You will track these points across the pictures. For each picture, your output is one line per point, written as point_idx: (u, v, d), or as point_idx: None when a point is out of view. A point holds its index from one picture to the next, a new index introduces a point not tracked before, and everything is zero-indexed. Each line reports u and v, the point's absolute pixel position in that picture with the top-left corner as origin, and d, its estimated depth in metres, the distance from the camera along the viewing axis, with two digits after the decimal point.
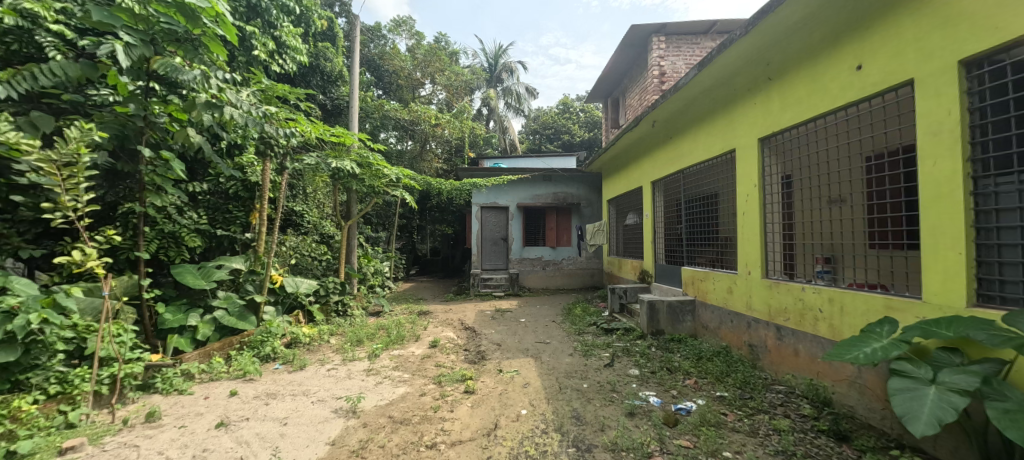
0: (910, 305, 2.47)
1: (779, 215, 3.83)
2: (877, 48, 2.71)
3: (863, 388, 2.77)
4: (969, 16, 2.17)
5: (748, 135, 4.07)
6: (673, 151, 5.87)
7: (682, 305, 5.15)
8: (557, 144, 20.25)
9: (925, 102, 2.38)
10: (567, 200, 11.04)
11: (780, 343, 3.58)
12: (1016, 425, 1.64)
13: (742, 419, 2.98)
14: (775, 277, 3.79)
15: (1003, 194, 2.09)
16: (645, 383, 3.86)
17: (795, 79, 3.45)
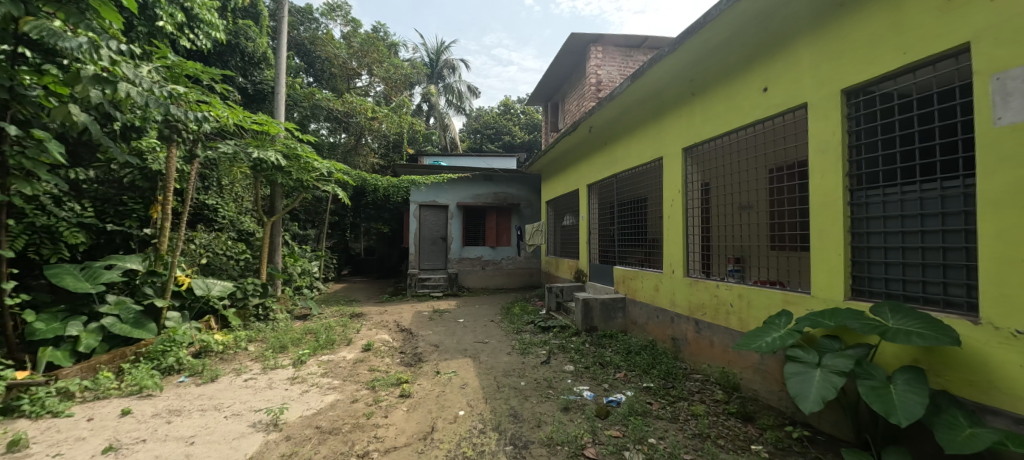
0: (802, 299, 2.85)
1: (699, 219, 4.22)
2: (780, 74, 3.11)
3: (765, 373, 3.16)
4: (849, 53, 2.57)
5: (674, 145, 4.43)
6: (608, 156, 6.20)
7: (614, 302, 5.48)
8: (498, 144, 20.34)
9: (816, 123, 2.78)
10: (508, 200, 11.16)
11: (698, 336, 3.95)
12: (879, 399, 1.97)
13: (665, 407, 3.24)
14: (695, 275, 4.17)
15: (872, 204, 2.50)
16: (579, 378, 4.04)
17: (714, 96, 3.82)
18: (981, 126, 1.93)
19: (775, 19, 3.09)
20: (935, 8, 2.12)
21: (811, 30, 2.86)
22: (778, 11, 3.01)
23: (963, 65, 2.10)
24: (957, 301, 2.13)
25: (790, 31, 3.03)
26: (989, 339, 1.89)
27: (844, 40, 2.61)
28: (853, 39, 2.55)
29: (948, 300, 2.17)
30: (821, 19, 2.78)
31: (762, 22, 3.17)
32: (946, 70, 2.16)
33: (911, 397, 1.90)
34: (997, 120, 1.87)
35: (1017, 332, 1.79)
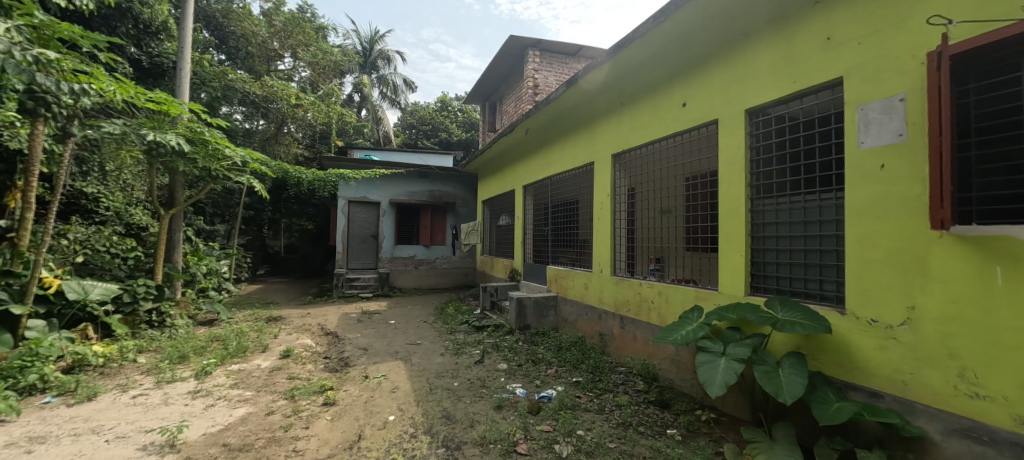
0: (711, 296, 3.17)
1: (625, 221, 4.51)
2: (695, 92, 3.43)
3: (680, 363, 3.47)
4: (752, 78, 2.92)
5: (605, 150, 4.68)
6: (542, 159, 6.37)
7: (547, 301, 5.63)
8: (434, 141, 19.84)
9: (724, 137, 3.11)
10: (443, 199, 10.92)
11: (623, 331, 4.21)
12: (770, 381, 2.26)
13: (592, 400, 3.40)
14: (621, 274, 4.45)
15: (768, 212, 2.86)
16: (512, 376, 4.08)
17: (640, 107, 4.11)
18: (850, 149, 2.30)
19: (692, 42, 3.41)
20: (817, 47, 2.49)
21: (721, 55, 3.20)
22: (695, 35, 3.33)
23: (836, 96, 2.48)
24: (829, 295, 2.50)
25: (705, 54, 3.36)
26: (852, 327, 2.25)
27: (748, 67, 2.96)
28: (755, 67, 2.90)
29: (822, 295, 2.54)
30: (731, 46, 3.12)
31: (681, 44, 3.48)
32: (824, 99, 2.55)
33: (794, 379, 2.20)
34: (862, 144, 2.24)
35: (873, 320, 2.16)
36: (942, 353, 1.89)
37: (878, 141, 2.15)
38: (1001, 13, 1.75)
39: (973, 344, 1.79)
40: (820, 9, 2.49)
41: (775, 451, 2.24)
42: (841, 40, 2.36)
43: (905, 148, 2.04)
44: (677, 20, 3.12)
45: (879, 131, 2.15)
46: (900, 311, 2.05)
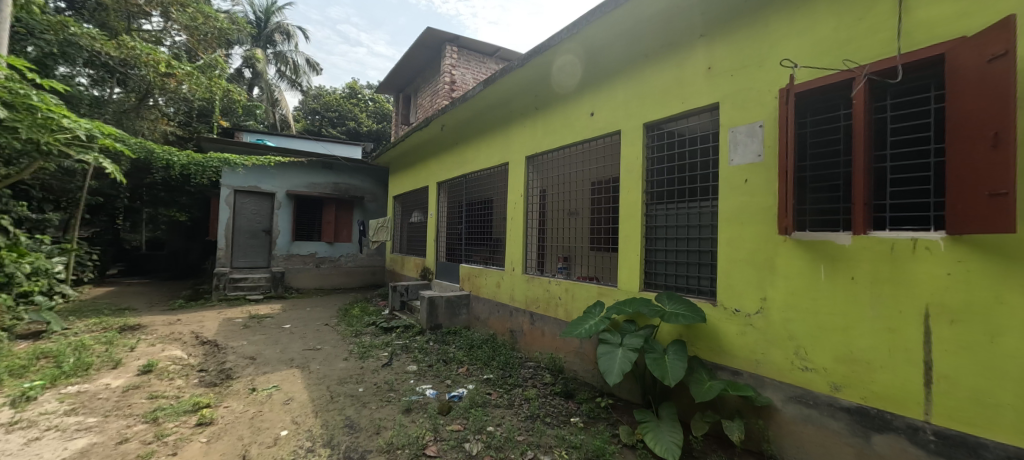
0: (611, 291, 3.45)
1: (536, 222, 4.67)
2: (601, 104, 3.70)
3: (583, 354, 3.71)
4: (649, 96, 3.24)
5: (519, 152, 4.80)
6: (458, 156, 6.28)
7: (459, 299, 5.57)
8: (340, 130, 18.23)
9: (626, 148, 3.40)
10: (349, 192, 10.12)
11: (532, 327, 4.36)
12: (657, 366, 2.53)
13: (502, 396, 3.46)
14: (531, 272, 4.59)
15: (660, 216, 3.21)
16: (422, 377, 3.95)
17: (553, 113, 4.29)
18: (723, 165, 2.68)
19: (603, 57, 3.65)
20: (701, 74, 2.85)
21: (624, 72, 3.49)
22: (605, 50, 3.58)
23: (714, 118, 2.87)
24: (705, 290, 2.89)
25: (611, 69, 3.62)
26: (722, 316, 2.64)
27: (645, 86, 3.28)
28: (651, 87, 3.23)
29: (700, 290, 2.92)
30: (632, 65, 3.42)
31: (592, 57, 3.72)
32: (705, 120, 2.93)
33: (677, 363, 2.49)
34: (732, 160, 2.62)
35: (737, 310, 2.56)
36: (784, 335, 2.32)
37: (744, 159, 2.55)
38: (829, 63, 2.20)
39: (806, 327, 2.22)
40: (703, 41, 2.86)
41: (660, 429, 2.52)
42: (719, 71, 2.74)
43: (763, 166, 2.44)
44: (588, 34, 3.32)
45: (745, 151, 2.55)
46: (756, 302, 2.46)
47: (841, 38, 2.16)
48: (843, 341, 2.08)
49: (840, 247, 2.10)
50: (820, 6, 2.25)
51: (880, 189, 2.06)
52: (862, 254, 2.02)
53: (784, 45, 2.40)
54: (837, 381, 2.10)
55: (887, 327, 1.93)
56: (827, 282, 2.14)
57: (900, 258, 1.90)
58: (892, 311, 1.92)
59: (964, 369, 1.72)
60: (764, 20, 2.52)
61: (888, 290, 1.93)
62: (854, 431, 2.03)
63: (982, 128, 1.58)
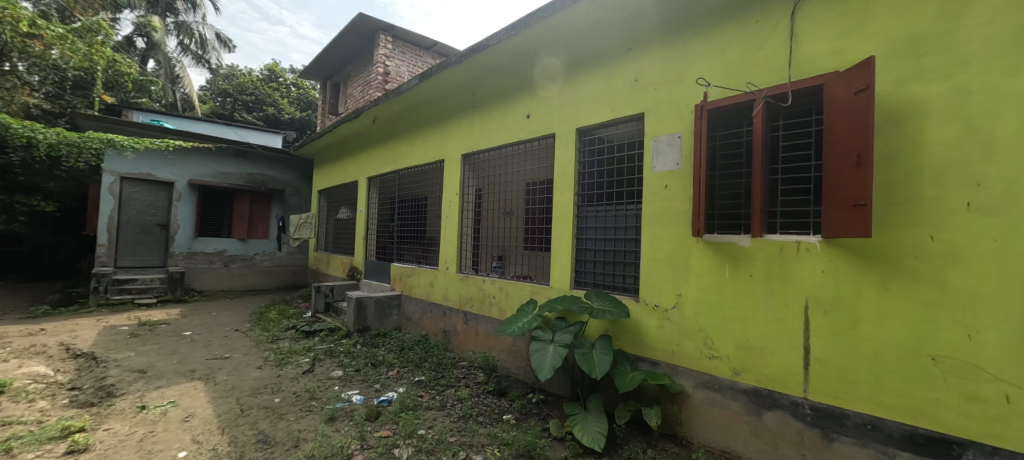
0: (543, 289, 3.53)
1: (472, 220, 4.62)
2: (537, 106, 3.77)
3: (515, 352, 3.76)
4: (582, 102, 3.36)
5: (455, 150, 4.72)
6: (390, 151, 6.01)
7: (390, 300, 5.33)
8: (256, 116, 16.42)
9: (559, 151, 3.51)
10: (266, 185, 9.16)
11: (466, 326, 4.31)
12: (586, 360, 2.65)
13: (434, 397, 3.38)
14: (465, 271, 4.55)
15: (590, 217, 3.36)
16: (348, 383, 3.71)
17: (489, 112, 4.29)
18: (647, 171, 2.87)
19: (553, 57, 3.61)
20: (629, 85, 3.03)
21: (560, 77, 3.59)
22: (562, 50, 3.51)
23: (639, 127, 3.07)
24: (628, 287, 3.08)
25: (556, 73, 3.62)
26: (644, 311, 2.83)
27: (579, 92, 3.40)
28: (584, 93, 3.36)
29: (624, 287, 3.09)
30: (567, 71, 3.52)
31: (548, 58, 3.65)
32: (632, 128, 3.12)
33: (604, 357, 2.63)
34: (654, 166, 2.83)
35: (656, 305, 2.76)
36: (696, 328, 2.55)
37: (665, 167, 2.76)
38: (736, 84, 2.47)
39: (714, 319, 2.47)
40: (631, 54, 3.04)
41: (588, 420, 2.63)
42: (645, 83, 2.93)
43: (681, 173, 2.66)
44: (526, 37, 3.36)
45: (665, 159, 2.77)
46: (672, 297, 2.68)
47: (746, 63, 2.43)
48: (743, 331, 2.34)
49: (742, 247, 2.37)
50: (730, 33, 2.51)
51: (773, 197, 2.36)
52: (758, 254, 2.30)
53: (699, 64, 2.64)
54: (737, 367, 2.36)
55: (777, 318, 2.22)
56: (731, 279, 2.40)
57: (787, 258, 2.19)
58: (781, 304, 2.21)
59: (832, 351, 2.04)
60: (684, 40, 2.74)
61: (779, 286, 2.22)
62: (750, 410, 2.30)
63: (849, 148, 1.88)
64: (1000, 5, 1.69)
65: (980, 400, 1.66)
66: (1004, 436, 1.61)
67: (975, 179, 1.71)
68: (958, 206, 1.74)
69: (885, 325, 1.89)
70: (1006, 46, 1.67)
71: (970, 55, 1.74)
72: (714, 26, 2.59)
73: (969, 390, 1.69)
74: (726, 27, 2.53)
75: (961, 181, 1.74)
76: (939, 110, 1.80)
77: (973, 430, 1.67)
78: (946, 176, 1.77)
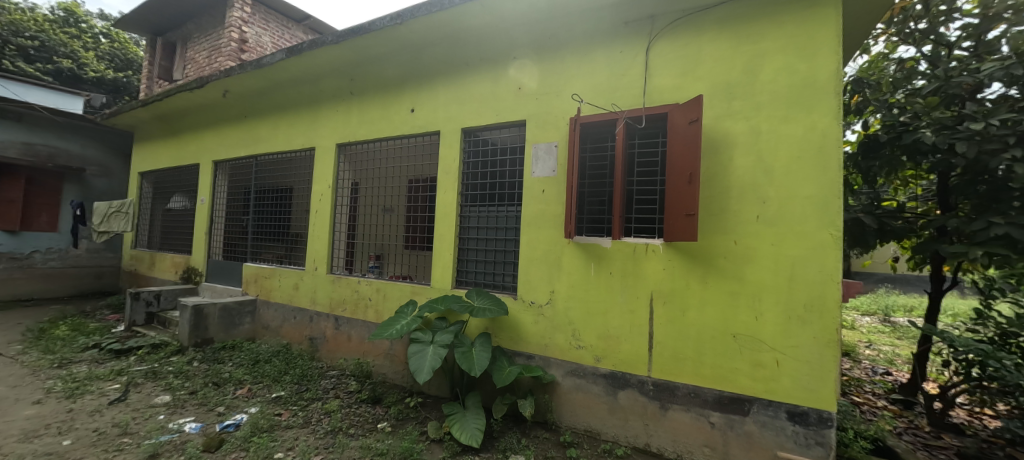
0: (424, 290, 3.43)
1: (346, 216, 4.23)
2: (422, 101, 3.63)
3: (393, 356, 3.57)
4: (468, 103, 3.37)
5: (329, 138, 4.26)
6: (246, 132, 5.12)
7: (240, 306, 4.53)
8: (41, 67, 12.14)
9: (444, 149, 3.46)
10: (55, 160, 6.88)
11: (337, 332, 3.93)
12: (465, 359, 2.65)
13: (296, 414, 2.99)
14: (338, 272, 4.14)
15: (473, 217, 3.38)
16: (179, 410, 3.03)
17: (368, 100, 3.99)
18: (527, 175, 3.03)
19: (487, 55, 3.30)
20: (513, 92, 3.15)
21: (504, 85, 3.20)
22: (524, 59, 3.12)
23: (521, 133, 3.22)
24: (508, 285, 3.19)
25: (505, 79, 3.21)
26: (521, 308, 2.97)
27: (465, 92, 3.39)
28: (471, 94, 3.36)
29: (504, 285, 3.21)
30: (452, 69, 3.48)
31: (501, 65, 3.23)
32: (514, 133, 3.24)
33: (483, 354, 2.67)
34: (534, 171, 3.00)
35: (532, 302, 2.93)
36: (565, 321, 2.79)
37: (543, 172, 2.95)
38: (603, 103, 2.78)
39: (580, 312, 2.73)
40: (516, 63, 3.15)
41: (466, 418, 2.64)
42: (527, 92, 3.08)
43: (556, 179, 2.88)
44: (413, 27, 3.21)
45: (543, 165, 2.96)
46: (546, 294, 2.87)
47: (611, 86, 2.75)
48: (603, 323, 2.64)
49: (604, 248, 2.67)
50: (600, 57, 2.81)
51: (629, 205, 2.72)
52: (616, 254, 2.63)
53: (575, 81, 2.89)
54: (599, 354, 2.65)
55: (630, 310, 2.56)
56: (595, 276, 2.69)
57: (638, 257, 2.55)
58: (633, 298, 2.56)
59: (668, 335, 2.44)
60: (562, 57, 2.97)
61: (632, 282, 2.57)
62: (608, 391, 2.61)
63: (683, 168, 2.28)
64: (779, 69, 2.25)
65: (761, 366, 2.19)
66: (775, 391, 2.15)
67: (762, 198, 2.24)
68: (752, 218, 2.26)
69: (705, 311, 2.34)
70: (783, 101, 2.23)
71: (761, 104, 2.28)
72: (588, 48, 2.86)
73: (756, 359, 2.20)
74: (597, 51, 2.82)
75: (753, 199, 2.26)
76: (742, 143, 2.31)
77: (757, 389, 2.19)
78: (745, 195, 2.28)
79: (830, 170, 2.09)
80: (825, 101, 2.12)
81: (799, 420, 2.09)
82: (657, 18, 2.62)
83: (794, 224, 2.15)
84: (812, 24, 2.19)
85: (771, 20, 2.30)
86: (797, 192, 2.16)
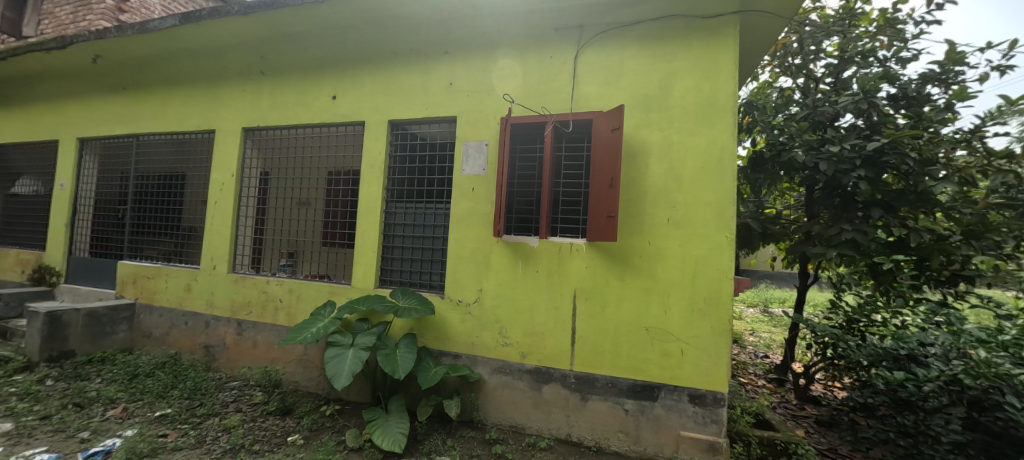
0: (343, 290, 3.21)
1: (253, 209, 3.81)
2: (345, 88, 3.40)
3: (307, 362, 3.30)
4: (396, 94, 3.22)
5: (233, 120, 3.79)
6: (125, 107, 4.35)
7: (114, 312, 3.84)
8: None
9: (368, 141, 3.28)
10: None
11: (239, 338, 3.53)
12: (388, 362, 2.53)
13: (186, 434, 2.62)
14: (241, 271, 3.71)
15: (399, 214, 3.25)
16: (24, 440, 2.48)
17: (283, 82, 3.63)
18: (457, 173, 2.99)
19: (417, 47, 3.18)
20: (443, 88, 3.08)
21: (434, 79, 3.12)
22: (457, 54, 3.07)
23: (452, 129, 3.16)
24: (435, 284, 3.12)
25: (436, 74, 3.12)
26: (448, 307, 2.93)
27: (393, 83, 3.24)
28: (399, 85, 3.22)
29: (430, 285, 3.13)
30: (379, 57, 3.30)
31: (434, 58, 3.13)
32: (444, 129, 3.18)
33: (407, 356, 2.57)
34: (463, 169, 2.97)
35: (459, 301, 2.90)
36: (492, 319, 2.81)
37: (472, 171, 2.94)
38: (533, 106, 2.84)
39: (507, 310, 2.77)
40: (447, 58, 3.09)
41: (388, 423, 2.53)
42: (458, 89, 3.04)
43: (486, 178, 2.89)
44: (336, 8, 2.99)
45: (473, 163, 2.94)
46: (474, 292, 2.86)
47: (541, 90, 2.83)
48: (529, 320, 2.71)
49: (531, 247, 2.74)
50: (531, 60, 2.87)
51: (555, 206, 2.82)
52: (542, 253, 2.71)
53: (506, 82, 2.92)
54: (524, 351, 2.72)
55: (554, 307, 2.66)
56: (522, 275, 2.74)
57: (563, 256, 2.66)
58: (558, 295, 2.65)
59: (589, 330, 2.58)
60: (495, 57, 2.97)
61: (556, 279, 2.67)
62: (533, 386, 2.68)
63: (605, 173, 2.42)
64: (688, 88, 2.50)
65: (669, 355, 2.41)
66: (680, 377, 2.38)
67: (672, 203, 2.46)
68: (662, 221, 2.47)
69: (621, 306, 2.52)
70: (690, 116, 2.48)
71: (673, 117, 2.51)
72: (518, 50, 2.91)
73: (664, 349, 2.42)
74: (529, 54, 2.88)
75: (665, 203, 2.47)
76: (656, 152, 2.52)
77: (665, 376, 2.41)
78: (657, 199, 2.49)
79: (726, 180, 2.37)
80: (724, 119, 2.40)
81: (698, 401, 2.34)
82: (585, 28, 2.75)
83: (698, 227, 2.41)
84: (716, 50, 2.46)
85: (683, 43, 2.54)
86: (700, 198, 2.42)
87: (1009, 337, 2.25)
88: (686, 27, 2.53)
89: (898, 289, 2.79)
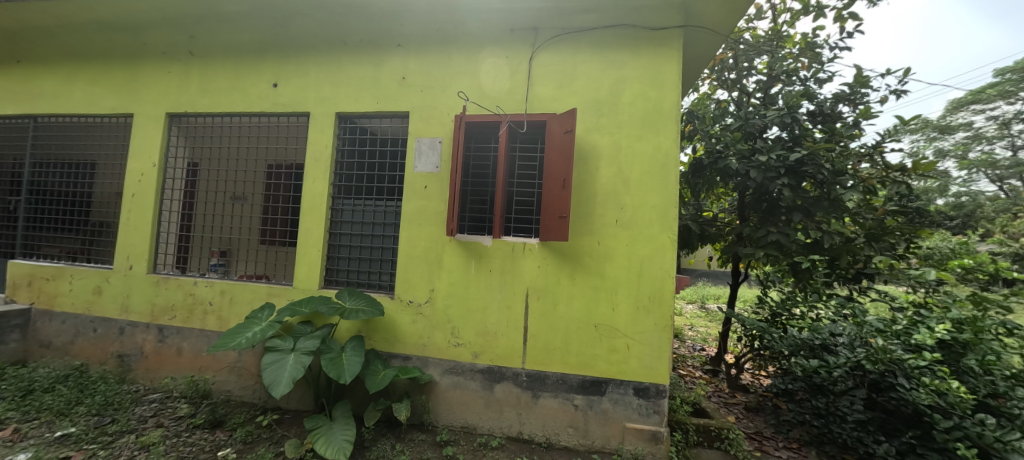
0: (283, 291, 3.01)
1: (179, 203, 3.47)
2: (287, 76, 3.19)
3: (241, 369, 3.06)
4: (344, 85, 3.08)
5: (156, 104, 3.43)
6: (18, 83, 3.78)
7: (2, 320, 3.32)
8: None
9: (313, 134, 3.10)
10: None
11: (161, 345, 3.20)
12: (333, 366, 2.41)
13: (94, 455, 2.34)
14: (164, 271, 3.36)
15: (347, 211, 3.11)
16: None
17: (216, 66, 3.34)
18: (409, 170, 2.91)
19: (368, 37, 3.07)
20: (395, 81, 2.99)
21: (385, 72, 3.02)
22: (409, 48, 2.99)
23: (404, 125, 3.08)
24: (384, 284, 3.02)
25: (387, 67, 3.02)
26: (398, 308, 2.84)
27: (341, 74, 3.10)
28: (348, 76, 3.08)
29: (379, 285, 3.02)
30: (326, 46, 3.14)
31: (386, 51, 3.03)
32: (396, 124, 3.09)
33: (354, 359, 2.46)
34: (416, 166, 2.90)
35: (410, 301, 2.83)
36: (444, 319, 2.77)
37: (425, 168, 2.88)
38: (488, 105, 2.84)
39: (459, 310, 2.74)
40: (400, 51, 3.01)
41: (332, 431, 2.41)
42: (411, 84, 2.97)
43: (440, 175, 2.85)
44: None
45: (426, 160, 2.88)
46: (425, 292, 2.81)
47: (496, 89, 2.83)
48: (481, 319, 2.71)
49: (484, 246, 2.73)
50: (486, 59, 2.87)
51: (509, 206, 2.83)
52: (495, 253, 2.71)
53: (460, 79, 2.89)
54: (476, 350, 2.71)
55: (507, 306, 2.67)
56: (475, 274, 2.73)
57: (516, 255, 2.68)
58: (510, 294, 2.67)
59: (541, 329, 2.62)
60: (450, 53, 2.93)
61: (509, 279, 2.68)
62: (485, 386, 2.68)
63: (558, 174, 2.48)
64: (636, 95, 2.62)
65: (616, 351, 2.51)
66: (625, 372, 2.49)
67: (620, 205, 2.57)
68: (611, 222, 2.57)
69: (572, 304, 2.59)
70: (638, 122, 2.60)
71: (622, 123, 2.61)
72: (474, 48, 2.89)
73: (611, 345, 2.52)
74: (483, 52, 2.87)
75: (614, 205, 2.58)
76: (606, 156, 2.61)
77: (611, 371, 2.51)
78: (607, 201, 2.59)
79: (669, 184, 2.52)
80: (668, 127, 2.55)
81: (642, 394, 2.47)
82: (540, 31, 2.79)
83: (643, 228, 2.53)
84: (662, 61, 2.60)
85: (632, 52, 2.65)
86: (646, 200, 2.54)
87: (902, 326, 2.54)
88: (635, 37, 2.65)
89: (814, 286, 3.11)
